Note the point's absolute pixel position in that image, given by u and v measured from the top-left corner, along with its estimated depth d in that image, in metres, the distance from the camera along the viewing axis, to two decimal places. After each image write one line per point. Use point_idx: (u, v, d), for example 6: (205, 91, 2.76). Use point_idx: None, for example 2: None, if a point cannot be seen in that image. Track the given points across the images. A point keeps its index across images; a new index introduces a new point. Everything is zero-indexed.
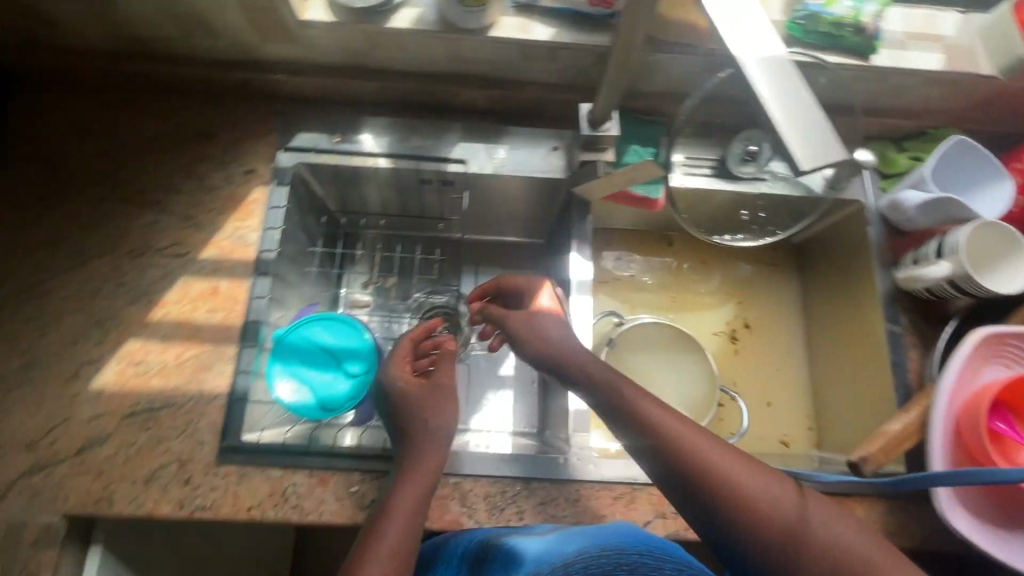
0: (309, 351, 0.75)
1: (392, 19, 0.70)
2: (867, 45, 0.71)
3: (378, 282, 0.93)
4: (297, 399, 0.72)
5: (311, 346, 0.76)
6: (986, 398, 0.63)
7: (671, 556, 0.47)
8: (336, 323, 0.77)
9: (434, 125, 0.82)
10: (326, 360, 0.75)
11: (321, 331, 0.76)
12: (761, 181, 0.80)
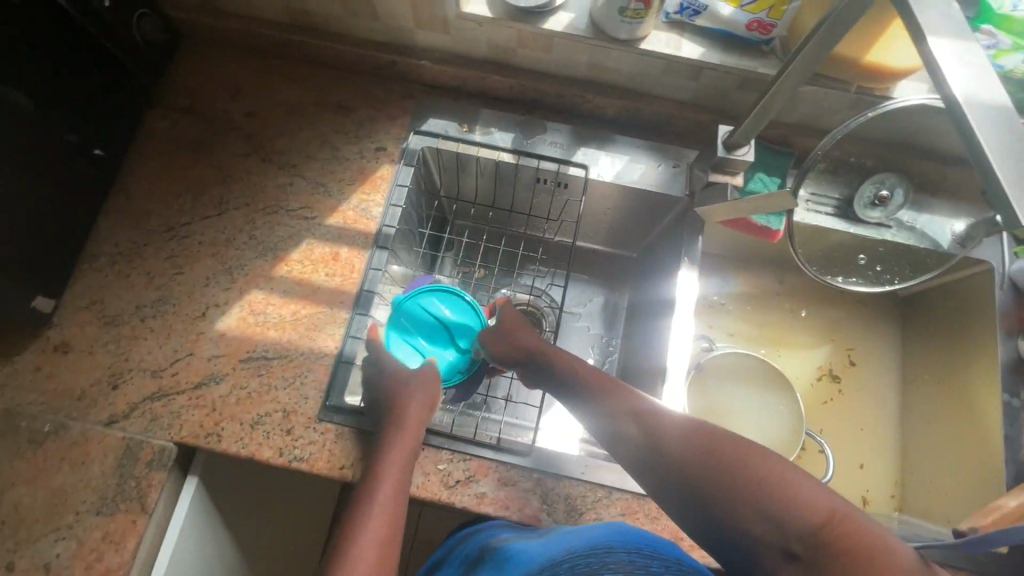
0: (425, 321, 0.81)
1: (547, 21, 0.71)
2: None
3: (476, 272, 0.96)
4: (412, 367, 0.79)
5: (427, 316, 0.81)
6: None
7: (657, 554, 0.51)
8: (448, 297, 0.82)
9: (559, 128, 0.84)
10: (441, 332, 0.81)
11: (438, 304, 0.81)
12: (886, 228, 0.81)
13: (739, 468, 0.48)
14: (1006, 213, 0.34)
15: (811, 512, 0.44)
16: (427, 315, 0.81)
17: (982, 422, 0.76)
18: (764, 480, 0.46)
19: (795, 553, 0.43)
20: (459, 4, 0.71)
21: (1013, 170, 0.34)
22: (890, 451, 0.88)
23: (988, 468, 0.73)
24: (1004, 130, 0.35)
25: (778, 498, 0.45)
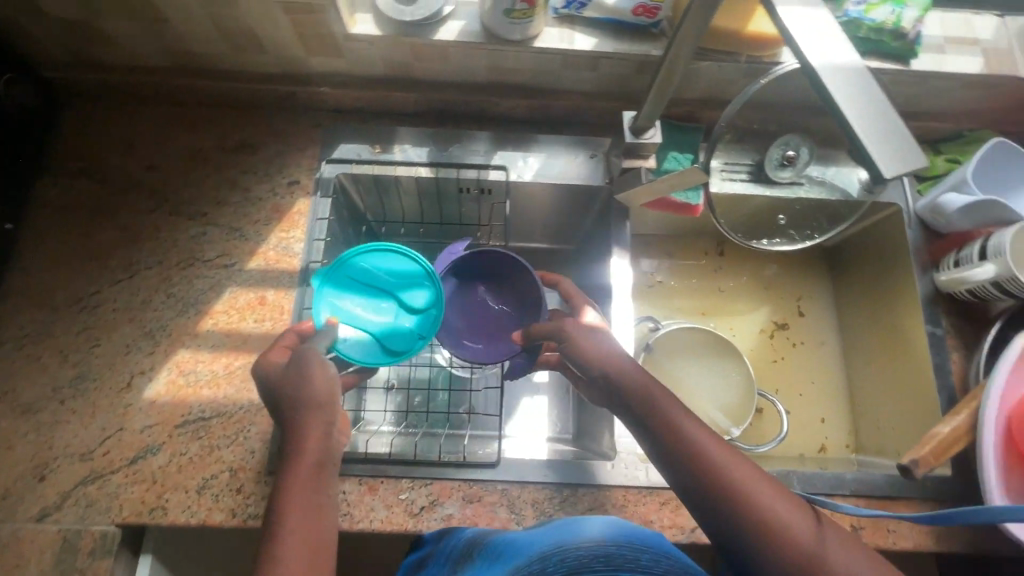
0: (362, 289, 0.71)
1: (438, 31, 0.70)
2: (907, 49, 0.71)
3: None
4: (359, 348, 0.67)
5: (364, 285, 0.71)
6: None
7: (649, 547, 0.46)
8: (380, 252, 0.71)
9: (473, 134, 0.83)
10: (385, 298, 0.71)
11: (371, 263, 0.71)
12: (799, 185, 0.82)
13: (725, 475, 0.52)
14: (871, 168, 0.35)
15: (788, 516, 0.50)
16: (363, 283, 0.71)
17: (913, 355, 0.79)
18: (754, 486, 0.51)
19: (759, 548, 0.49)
20: (346, 26, 0.69)
21: (871, 125, 0.36)
22: (838, 395, 0.91)
23: (923, 397, 0.77)
24: (858, 87, 0.37)
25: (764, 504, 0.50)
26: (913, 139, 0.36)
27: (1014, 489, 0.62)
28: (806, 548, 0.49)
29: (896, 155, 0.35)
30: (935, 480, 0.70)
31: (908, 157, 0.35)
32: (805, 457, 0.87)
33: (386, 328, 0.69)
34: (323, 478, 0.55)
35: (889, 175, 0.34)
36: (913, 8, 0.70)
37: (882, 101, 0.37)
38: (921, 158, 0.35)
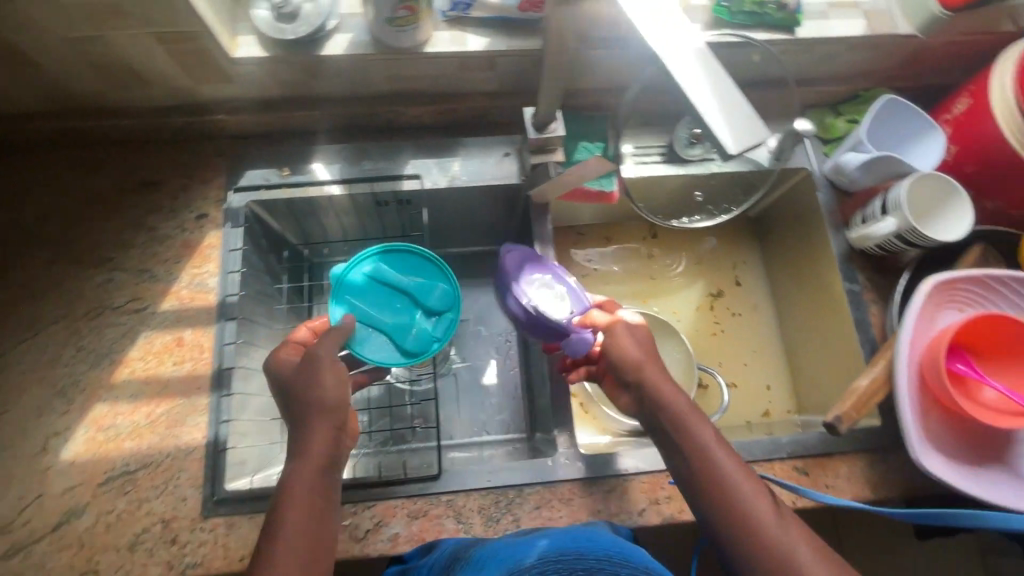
0: (378, 288, 0.71)
1: (325, 46, 0.69)
2: (790, 19, 0.73)
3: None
4: (376, 349, 0.68)
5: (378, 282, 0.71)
6: (945, 345, 0.63)
7: (627, 562, 0.50)
8: (389, 257, 0.73)
9: (384, 145, 0.82)
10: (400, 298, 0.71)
11: (381, 266, 0.72)
12: (710, 161, 0.83)
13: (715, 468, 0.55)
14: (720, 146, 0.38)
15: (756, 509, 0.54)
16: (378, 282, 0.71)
17: (837, 314, 0.82)
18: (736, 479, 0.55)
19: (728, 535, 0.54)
20: (227, 50, 0.67)
21: (717, 106, 0.38)
22: (777, 360, 0.94)
23: (849, 353, 0.80)
24: (704, 71, 0.39)
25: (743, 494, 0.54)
26: (755, 114, 0.38)
27: (934, 430, 0.64)
28: (770, 545, 0.52)
29: (741, 130, 0.37)
30: (865, 431, 0.72)
31: (752, 132, 0.38)
32: (750, 423, 0.89)
33: (400, 329, 0.69)
34: (329, 477, 0.54)
35: (734, 151, 0.37)
36: None
37: (726, 82, 0.39)
38: (765, 128, 0.38)
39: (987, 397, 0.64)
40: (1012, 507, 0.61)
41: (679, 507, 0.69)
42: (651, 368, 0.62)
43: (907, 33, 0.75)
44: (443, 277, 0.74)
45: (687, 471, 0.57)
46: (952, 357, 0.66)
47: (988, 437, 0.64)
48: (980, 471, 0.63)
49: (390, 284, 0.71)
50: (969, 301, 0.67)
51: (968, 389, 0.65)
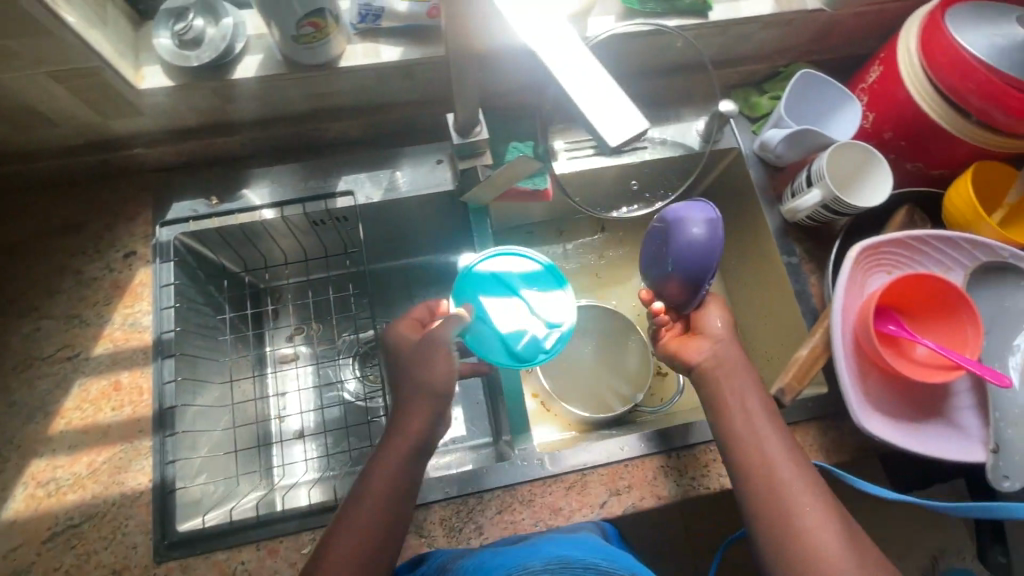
0: (494, 286, 0.72)
1: (236, 70, 0.67)
2: (700, 3, 0.74)
3: (308, 328, 0.92)
4: (488, 348, 0.69)
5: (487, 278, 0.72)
6: (872, 308, 0.64)
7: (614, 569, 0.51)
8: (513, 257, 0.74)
9: (315, 164, 0.81)
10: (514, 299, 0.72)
11: (506, 265, 0.73)
12: (641, 149, 0.83)
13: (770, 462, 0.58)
14: (600, 138, 0.40)
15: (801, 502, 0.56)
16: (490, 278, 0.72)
17: (777, 287, 0.83)
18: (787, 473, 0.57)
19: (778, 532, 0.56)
20: (131, 83, 0.65)
21: (594, 102, 0.40)
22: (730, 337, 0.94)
23: (790, 324, 0.81)
24: (579, 67, 0.41)
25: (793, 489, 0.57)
26: (633, 104, 0.40)
27: (874, 393, 0.65)
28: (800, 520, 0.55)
29: (614, 125, 0.40)
30: (812, 399, 0.74)
31: (627, 123, 0.40)
32: None
33: (516, 332, 0.70)
34: (387, 489, 0.59)
35: (610, 145, 0.39)
36: None
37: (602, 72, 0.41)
38: (641, 120, 0.40)
39: (920, 355, 0.66)
40: (955, 460, 0.63)
41: (639, 496, 0.70)
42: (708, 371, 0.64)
43: (815, 7, 0.77)
44: (559, 283, 0.75)
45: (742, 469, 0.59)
46: (884, 320, 0.68)
47: (928, 393, 0.66)
48: (921, 429, 0.64)
49: (511, 285, 0.72)
50: (894, 264, 0.69)
51: (902, 349, 0.67)
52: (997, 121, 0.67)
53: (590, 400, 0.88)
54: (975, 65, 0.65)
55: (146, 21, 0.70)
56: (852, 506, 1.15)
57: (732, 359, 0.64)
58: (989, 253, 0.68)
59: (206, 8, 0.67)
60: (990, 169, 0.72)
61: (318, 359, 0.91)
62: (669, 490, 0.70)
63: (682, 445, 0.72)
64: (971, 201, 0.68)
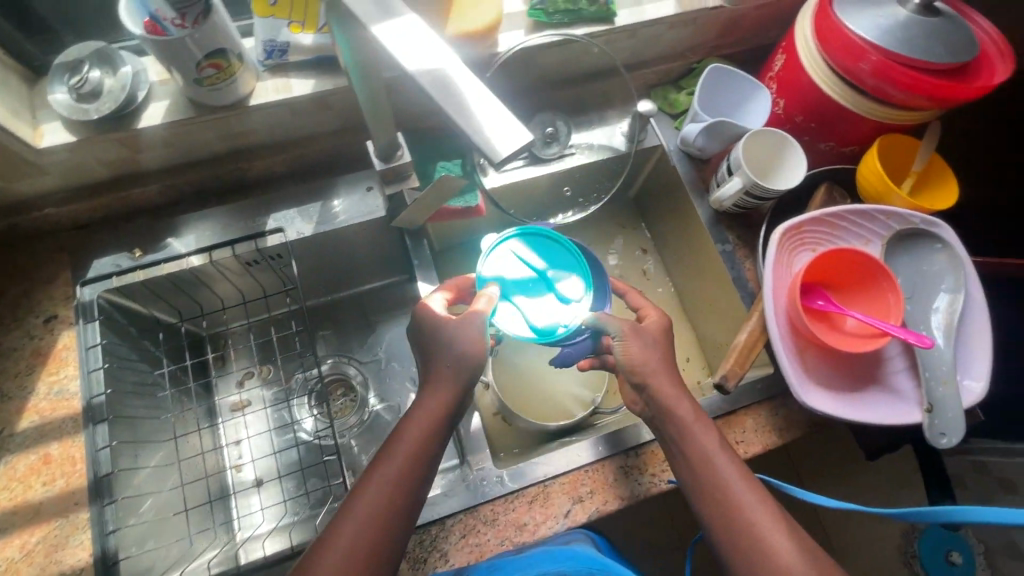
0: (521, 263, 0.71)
1: (141, 118, 0.66)
2: (605, 11, 0.75)
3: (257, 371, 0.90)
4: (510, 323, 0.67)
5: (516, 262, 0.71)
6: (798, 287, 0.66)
7: None
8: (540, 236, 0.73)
9: (242, 205, 0.79)
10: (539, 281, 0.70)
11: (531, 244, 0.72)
12: (570, 155, 0.84)
13: (717, 473, 0.59)
14: (483, 152, 0.36)
15: (744, 514, 0.57)
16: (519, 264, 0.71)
17: (716, 276, 0.85)
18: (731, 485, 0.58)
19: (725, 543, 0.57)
20: (28, 142, 0.63)
21: (472, 118, 0.37)
22: (680, 329, 0.95)
23: (732, 310, 0.83)
24: (452, 84, 0.38)
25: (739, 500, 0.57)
26: (512, 114, 0.37)
27: (813, 367, 0.67)
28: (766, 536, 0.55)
29: (494, 138, 0.36)
30: (759, 380, 0.75)
31: (508, 136, 0.36)
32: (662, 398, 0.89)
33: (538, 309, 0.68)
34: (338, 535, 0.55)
35: (493, 160, 0.35)
36: None
37: (478, 85, 0.37)
38: (524, 129, 0.36)
39: (850, 326, 0.68)
40: (894, 424, 0.65)
41: (601, 500, 0.70)
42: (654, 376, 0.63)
43: (716, 4, 0.80)
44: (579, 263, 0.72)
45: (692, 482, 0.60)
46: (812, 296, 0.70)
47: (862, 361, 0.68)
48: (860, 397, 0.66)
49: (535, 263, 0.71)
50: (817, 240, 0.72)
51: (833, 321, 0.69)
52: (892, 96, 0.70)
53: (549, 408, 0.87)
54: (864, 46, 0.68)
55: (41, 77, 0.67)
56: (823, 478, 1.17)
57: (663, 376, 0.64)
58: (903, 221, 0.71)
59: (102, 59, 0.65)
60: (895, 140, 0.76)
61: (273, 402, 0.89)
62: (631, 490, 0.70)
63: (638, 443, 0.72)
64: (881, 173, 0.71)
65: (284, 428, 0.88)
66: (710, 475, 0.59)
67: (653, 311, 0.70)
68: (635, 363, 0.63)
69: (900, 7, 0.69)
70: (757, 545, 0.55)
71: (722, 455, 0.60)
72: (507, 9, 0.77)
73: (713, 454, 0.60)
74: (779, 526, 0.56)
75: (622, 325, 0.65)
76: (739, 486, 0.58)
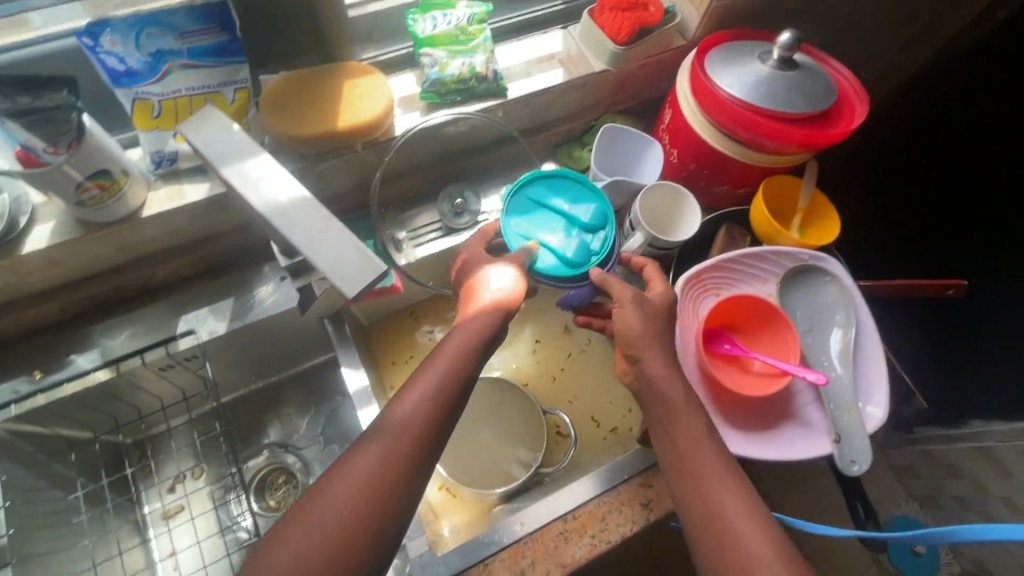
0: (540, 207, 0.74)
1: (26, 243, 0.64)
2: (495, 87, 0.78)
3: (190, 471, 0.86)
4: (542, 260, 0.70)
5: (546, 207, 0.74)
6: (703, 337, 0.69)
7: None
8: (553, 181, 0.75)
9: (152, 310, 0.78)
10: (560, 220, 0.73)
11: (544, 188, 0.75)
12: (484, 221, 0.86)
13: (699, 456, 0.59)
14: (337, 288, 0.37)
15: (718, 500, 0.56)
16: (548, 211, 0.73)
17: None
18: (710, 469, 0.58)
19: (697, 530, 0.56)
20: None
21: (327, 255, 0.38)
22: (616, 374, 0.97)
23: None
24: (306, 222, 0.38)
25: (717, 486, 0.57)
26: (366, 248, 0.38)
27: (729, 412, 0.69)
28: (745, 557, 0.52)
29: (349, 274, 0.37)
30: None
31: (364, 269, 0.37)
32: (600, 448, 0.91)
33: (565, 243, 0.71)
34: None
35: (349, 296, 0.36)
36: (481, 53, 0.77)
37: (333, 221, 0.39)
38: (378, 262, 0.38)
39: (757, 366, 0.71)
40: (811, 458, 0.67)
41: (544, 570, 0.69)
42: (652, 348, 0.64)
43: (601, 69, 0.84)
44: (594, 198, 0.74)
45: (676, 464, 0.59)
46: (719, 340, 0.73)
47: (775, 399, 0.71)
48: (775, 435, 0.68)
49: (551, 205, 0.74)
50: (720, 284, 0.75)
51: (742, 363, 0.72)
52: (766, 146, 0.75)
53: (492, 473, 0.87)
54: (735, 104, 0.73)
55: None
56: None
57: (660, 357, 0.64)
58: (793, 259, 0.75)
59: None
60: (777, 182, 0.82)
61: (208, 505, 0.84)
62: (573, 555, 0.70)
63: (572, 507, 0.73)
64: (768, 216, 0.76)
65: (221, 529, 0.82)
66: (689, 460, 0.59)
67: (657, 283, 0.69)
68: (631, 336, 0.64)
69: (762, 64, 0.74)
70: (724, 537, 0.53)
71: (694, 437, 0.60)
72: (401, 91, 0.79)
73: (692, 437, 0.60)
74: (733, 514, 0.55)
75: (624, 292, 0.66)
76: (719, 473, 0.57)
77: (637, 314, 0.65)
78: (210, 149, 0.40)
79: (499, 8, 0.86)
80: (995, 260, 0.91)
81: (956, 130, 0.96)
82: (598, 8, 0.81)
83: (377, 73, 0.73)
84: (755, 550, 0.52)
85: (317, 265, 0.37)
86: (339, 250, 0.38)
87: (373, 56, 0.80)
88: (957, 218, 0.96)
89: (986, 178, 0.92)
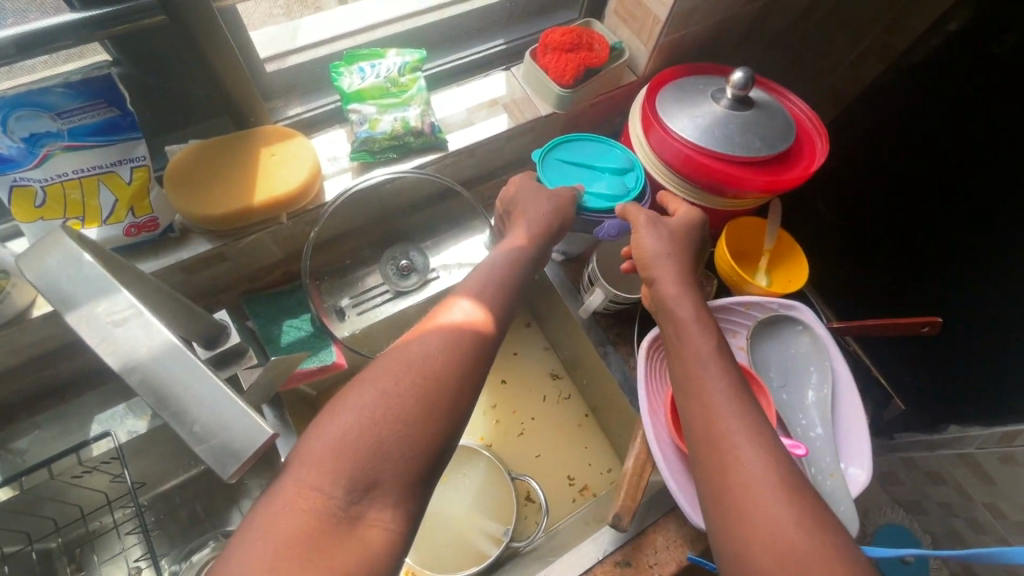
0: (572, 159, 0.74)
1: None
2: (434, 139, 0.72)
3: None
4: (591, 199, 0.71)
5: (575, 163, 0.74)
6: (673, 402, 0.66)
7: None
8: (580, 139, 0.76)
9: (64, 409, 0.70)
10: (594, 166, 0.74)
11: (571, 145, 0.76)
12: (434, 280, 0.79)
13: (717, 411, 0.49)
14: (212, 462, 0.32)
15: (740, 462, 0.46)
16: (572, 162, 0.74)
17: (605, 377, 0.83)
18: (730, 427, 0.48)
19: (711, 502, 0.46)
20: None
21: (202, 424, 0.32)
22: (587, 427, 0.92)
23: (627, 411, 0.81)
24: (173, 379, 0.32)
25: (735, 446, 0.47)
26: (249, 411, 0.32)
27: None
28: (754, 517, 0.43)
29: (229, 447, 0.31)
30: (659, 491, 0.72)
31: (243, 442, 0.32)
32: (571, 512, 0.85)
33: (606, 183, 0.72)
34: None
35: (228, 475, 0.31)
36: (415, 105, 0.71)
37: (208, 376, 0.33)
38: (265, 428, 0.32)
39: None
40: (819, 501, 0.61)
41: None
42: (667, 286, 0.59)
43: (548, 112, 0.78)
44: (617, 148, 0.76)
45: (691, 421, 0.51)
46: None
47: None
48: None
49: (583, 158, 0.75)
50: None
51: None
52: (726, 191, 0.71)
53: (460, 554, 0.80)
54: (688, 149, 0.68)
55: None
56: None
57: (675, 301, 0.57)
58: (763, 308, 0.71)
59: None
60: (740, 224, 0.78)
61: None
62: None
63: None
64: (732, 263, 0.73)
65: None
66: (707, 418, 0.49)
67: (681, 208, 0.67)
68: (645, 257, 0.61)
69: (715, 104, 0.70)
70: (742, 510, 0.44)
71: (709, 389, 0.51)
72: (330, 152, 0.72)
73: (708, 393, 0.51)
74: (757, 480, 0.45)
75: (641, 216, 0.63)
76: (743, 431, 0.48)
77: (656, 238, 0.62)
78: (52, 286, 0.33)
79: (433, 52, 0.80)
80: (983, 267, 0.79)
81: (929, 136, 0.83)
82: (540, 48, 0.75)
83: (298, 136, 0.66)
84: (766, 508, 0.43)
85: (185, 437, 0.31)
86: (213, 415, 0.32)
87: (297, 114, 0.73)
88: (936, 227, 0.85)
89: (962, 181, 0.80)
